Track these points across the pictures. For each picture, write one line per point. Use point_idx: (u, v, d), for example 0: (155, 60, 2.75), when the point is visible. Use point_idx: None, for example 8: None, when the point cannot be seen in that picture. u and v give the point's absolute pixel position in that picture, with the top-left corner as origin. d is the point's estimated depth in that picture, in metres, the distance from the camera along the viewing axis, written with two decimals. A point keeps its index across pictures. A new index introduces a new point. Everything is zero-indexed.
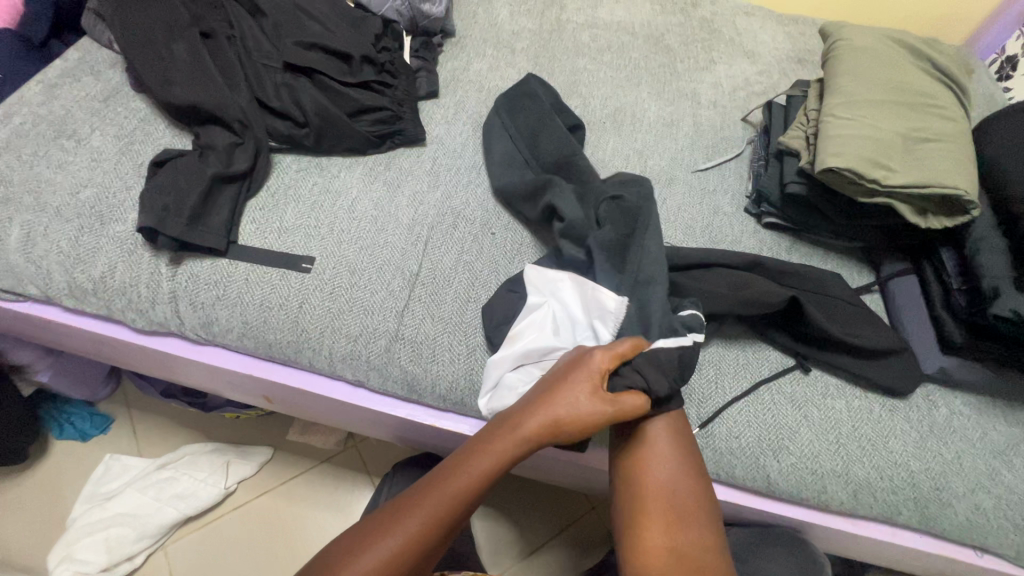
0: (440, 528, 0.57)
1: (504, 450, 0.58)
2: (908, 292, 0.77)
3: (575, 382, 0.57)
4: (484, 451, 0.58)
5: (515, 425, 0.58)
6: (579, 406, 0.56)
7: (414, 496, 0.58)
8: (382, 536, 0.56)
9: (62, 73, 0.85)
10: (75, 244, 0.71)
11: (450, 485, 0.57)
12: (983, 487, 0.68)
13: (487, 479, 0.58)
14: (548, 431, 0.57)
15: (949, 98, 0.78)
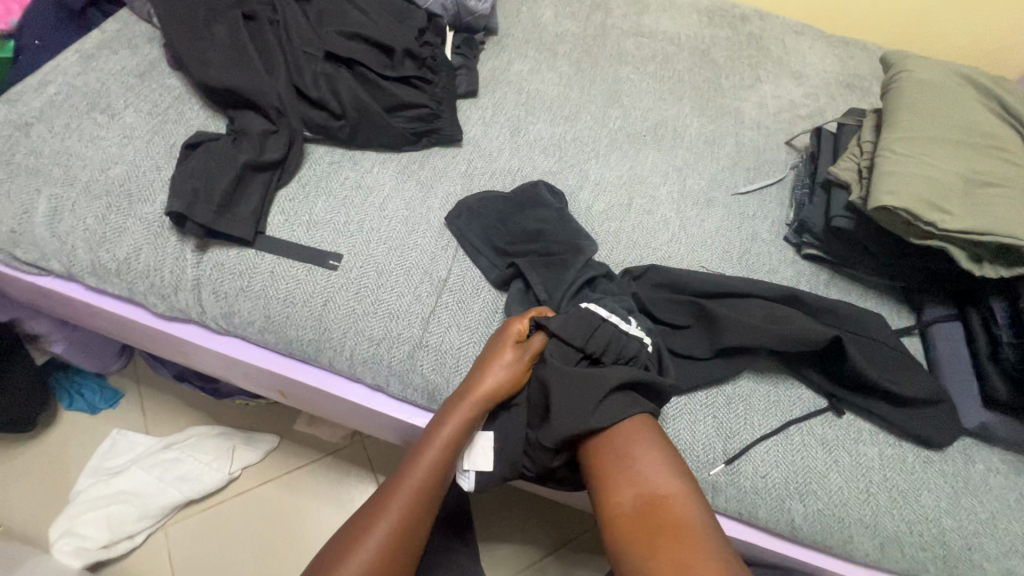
0: (401, 537, 0.57)
1: (442, 441, 0.61)
2: (952, 339, 0.74)
3: (496, 348, 0.64)
4: (426, 450, 0.60)
5: (450, 415, 0.62)
6: (501, 369, 0.63)
7: (367, 510, 0.58)
8: (341, 558, 0.55)
9: (100, 44, 0.84)
10: (101, 222, 0.70)
11: (402, 493, 0.59)
12: (1018, 551, 0.65)
13: (434, 476, 0.60)
14: (478, 406, 0.61)
15: (1015, 141, 0.74)
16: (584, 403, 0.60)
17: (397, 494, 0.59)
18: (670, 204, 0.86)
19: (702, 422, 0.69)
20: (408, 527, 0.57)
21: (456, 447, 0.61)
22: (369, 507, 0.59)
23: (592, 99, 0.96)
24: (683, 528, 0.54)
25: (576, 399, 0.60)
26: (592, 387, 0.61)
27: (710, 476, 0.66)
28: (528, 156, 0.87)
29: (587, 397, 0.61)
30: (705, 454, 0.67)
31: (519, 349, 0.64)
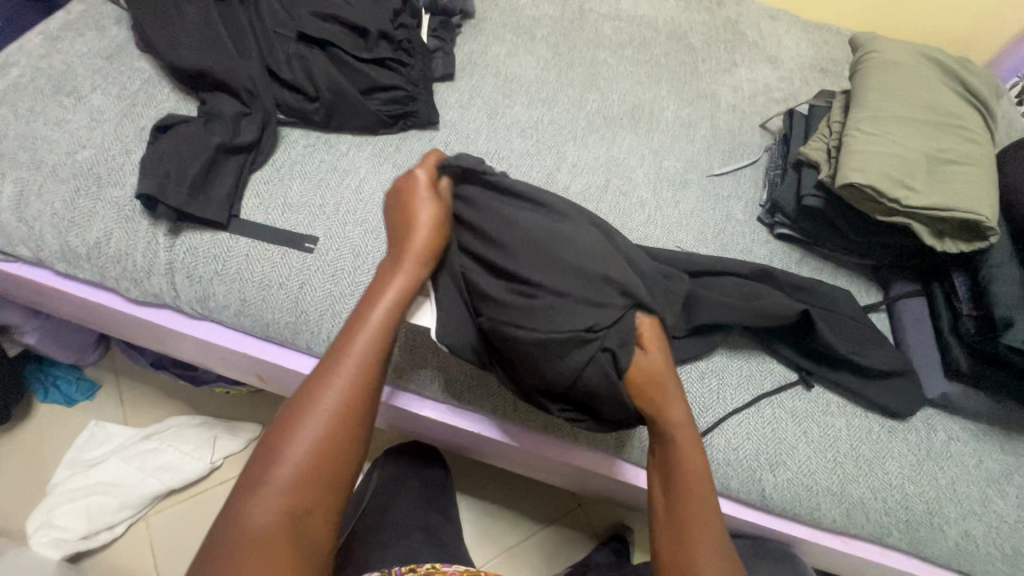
0: (356, 402, 0.56)
1: (384, 310, 0.59)
2: (916, 314, 0.76)
3: (412, 203, 0.63)
4: (362, 324, 0.58)
5: (382, 287, 0.60)
6: (427, 220, 0.62)
7: (308, 392, 0.56)
8: (294, 432, 0.55)
9: (65, 25, 0.82)
10: (70, 206, 0.68)
11: (344, 369, 0.57)
12: (975, 514, 0.68)
13: (381, 341, 0.58)
14: (415, 266, 0.60)
15: (976, 120, 0.77)
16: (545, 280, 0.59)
17: (338, 372, 0.57)
18: (647, 186, 0.87)
19: None
20: (355, 403, 0.56)
21: (395, 313, 0.59)
22: (309, 388, 0.57)
23: (569, 82, 0.97)
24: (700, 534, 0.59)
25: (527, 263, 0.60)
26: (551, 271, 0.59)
27: None
28: (506, 139, 0.87)
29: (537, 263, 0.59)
30: None
31: (438, 203, 0.63)
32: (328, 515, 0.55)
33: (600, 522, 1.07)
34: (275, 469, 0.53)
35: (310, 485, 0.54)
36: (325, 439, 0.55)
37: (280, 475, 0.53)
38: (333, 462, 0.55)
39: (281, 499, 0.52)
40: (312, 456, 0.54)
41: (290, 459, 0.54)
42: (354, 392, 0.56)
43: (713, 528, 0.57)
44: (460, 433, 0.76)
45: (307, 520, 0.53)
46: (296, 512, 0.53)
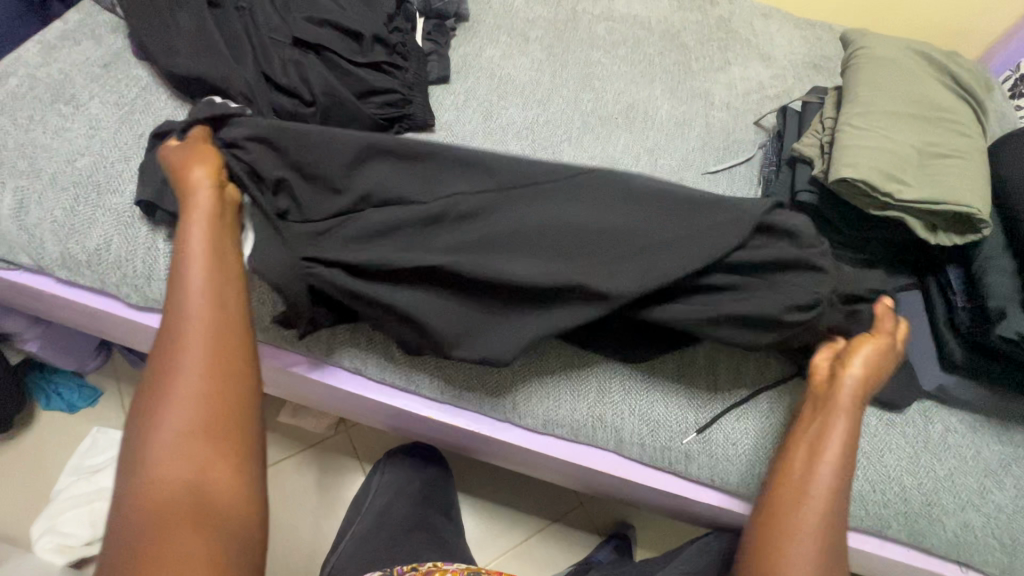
0: (215, 337, 0.54)
1: (197, 249, 0.58)
2: (912, 308, 0.76)
3: (180, 165, 0.63)
4: (183, 277, 0.56)
5: (184, 237, 0.59)
6: (199, 166, 0.62)
7: (157, 365, 0.54)
8: (161, 395, 0.52)
9: (63, 35, 0.82)
10: (70, 214, 0.69)
11: (185, 322, 0.55)
12: (973, 505, 0.68)
13: (216, 277, 0.57)
14: (209, 202, 0.61)
15: (966, 114, 0.77)
16: (590, 216, 0.63)
17: (178, 329, 0.54)
18: None
19: (676, 395, 0.70)
20: (212, 346, 0.54)
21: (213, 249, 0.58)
22: (158, 360, 0.54)
23: (564, 83, 0.97)
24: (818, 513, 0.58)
25: (387, 163, 0.66)
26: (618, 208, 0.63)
27: (683, 445, 0.69)
28: (501, 140, 0.88)
29: (411, 167, 0.66)
30: (677, 424, 0.69)
31: (200, 153, 0.64)
32: (233, 464, 0.52)
33: (602, 520, 1.07)
34: (156, 432, 0.50)
35: (202, 434, 0.51)
36: (193, 390, 0.52)
37: (165, 440, 0.50)
38: (208, 408, 0.52)
39: (173, 456, 0.50)
40: (190, 405, 0.52)
41: (172, 419, 0.51)
42: (204, 337, 0.54)
43: (830, 520, 0.55)
44: (460, 432, 0.77)
45: (213, 467, 0.50)
46: (196, 463, 0.50)
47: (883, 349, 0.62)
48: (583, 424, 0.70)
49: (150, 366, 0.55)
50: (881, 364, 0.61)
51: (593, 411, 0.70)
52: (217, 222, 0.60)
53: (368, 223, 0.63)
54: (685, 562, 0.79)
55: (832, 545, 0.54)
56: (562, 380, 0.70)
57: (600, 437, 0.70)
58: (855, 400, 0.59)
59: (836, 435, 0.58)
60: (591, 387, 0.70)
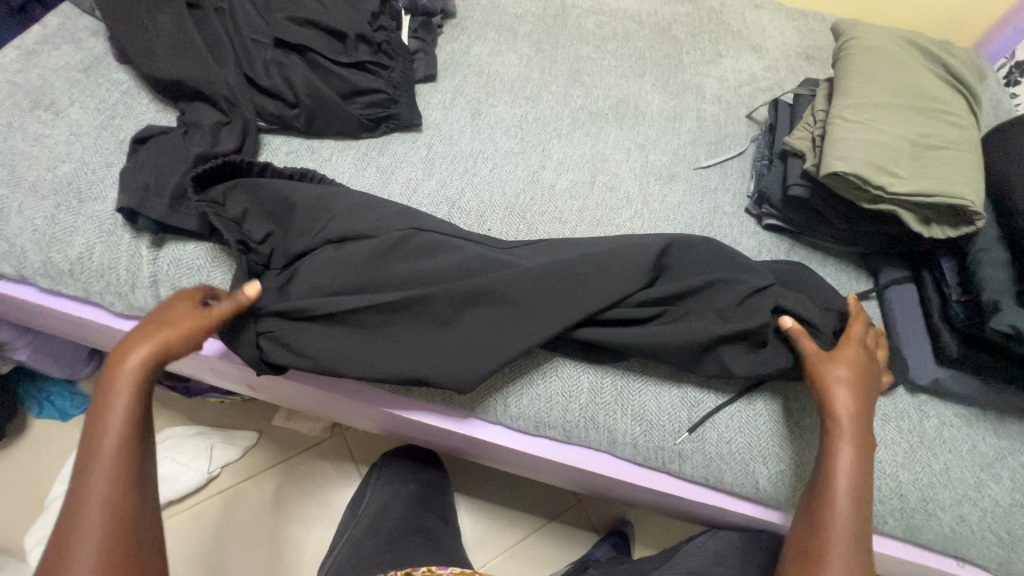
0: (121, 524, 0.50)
1: (118, 419, 0.53)
2: (906, 300, 0.76)
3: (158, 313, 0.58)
4: (100, 455, 0.52)
5: (105, 406, 0.53)
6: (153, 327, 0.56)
7: (55, 550, 0.49)
8: None
9: (41, 39, 0.81)
10: (50, 222, 0.68)
11: (92, 508, 0.50)
12: (970, 499, 0.68)
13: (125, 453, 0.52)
14: (142, 375, 0.55)
15: (958, 103, 0.76)
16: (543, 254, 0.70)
17: (84, 513, 0.50)
18: (633, 180, 0.87)
19: (668, 393, 0.70)
20: (122, 532, 0.50)
21: (135, 422, 0.54)
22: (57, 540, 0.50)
23: (553, 79, 0.96)
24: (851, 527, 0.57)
25: (338, 211, 0.69)
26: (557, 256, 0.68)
27: (676, 443, 0.68)
28: (490, 139, 0.87)
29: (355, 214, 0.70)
30: (671, 423, 0.69)
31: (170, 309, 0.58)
32: None
33: (600, 518, 1.07)
34: None
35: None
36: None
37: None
38: None
39: None
40: None
41: None
42: (117, 517, 0.50)
43: (858, 535, 0.56)
44: (451, 435, 0.76)
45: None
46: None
47: (852, 363, 0.62)
48: (576, 425, 0.69)
49: (47, 554, 0.50)
50: (866, 371, 0.62)
51: (586, 412, 0.69)
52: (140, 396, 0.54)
53: (319, 271, 0.66)
54: (681, 562, 0.79)
55: (860, 554, 0.55)
56: (554, 381, 0.70)
57: (593, 438, 0.70)
58: (855, 414, 0.59)
59: (846, 451, 0.59)
60: (582, 388, 0.69)
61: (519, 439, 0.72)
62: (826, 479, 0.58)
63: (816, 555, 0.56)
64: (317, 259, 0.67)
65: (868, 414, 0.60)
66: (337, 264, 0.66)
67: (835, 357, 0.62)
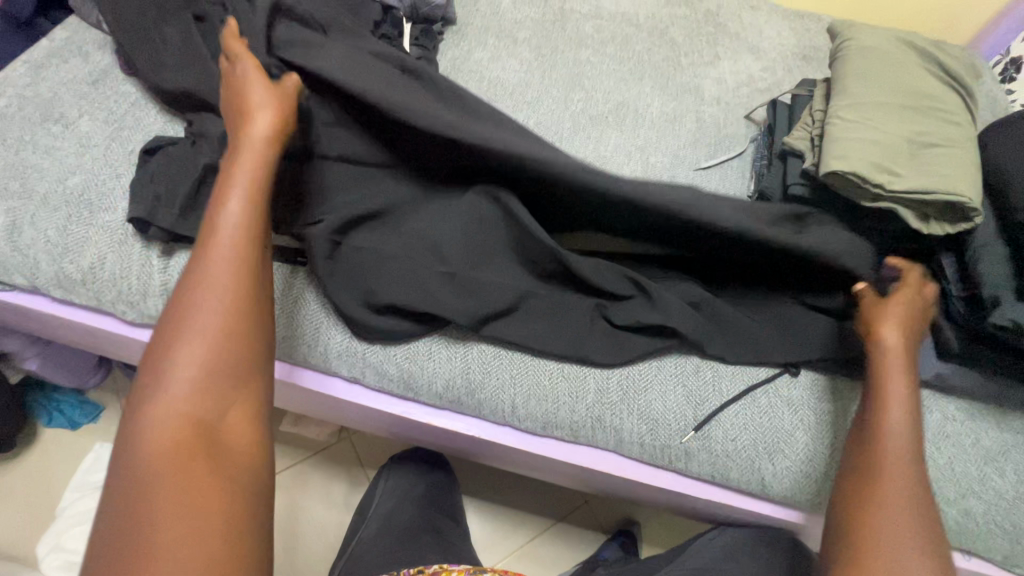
0: (247, 288, 0.54)
1: (236, 203, 0.56)
2: None
3: (249, 105, 0.61)
4: (215, 245, 0.54)
5: (220, 209, 0.56)
6: (262, 121, 0.60)
7: (167, 333, 0.51)
8: (179, 344, 0.50)
9: (50, 53, 0.82)
10: (62, 234, 0.69)
11: (204, 297, 0.52)
12: (973, 492, 0.69)
13: (244, 224, 0.55)
14: (254, 175, 0.58)
15: (954, 101, 0.77)
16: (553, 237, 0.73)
17: (196, 304, 0.51)
18: None
19: (673, 392, 0.71)
20: (231, 331, 0.52)
21: (248, 219, 0.56)
22: (177, 310, 0.52)
23: (553, 83, 0.97)
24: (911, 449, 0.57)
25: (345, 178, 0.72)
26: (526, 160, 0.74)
27: (682, 442, 0.69)
28: None
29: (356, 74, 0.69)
30: (676, 422, 0.69)
31: (270, 97, 0.62)
32: (248, 415, 0.51)
33: (607, 517, 1.08)
34: (166, 381, 0.49)
35: (215, 403, 0.49)
36: (198, 369, 0.49)
37: (174, 395, 0.48)
38: (218, 365, 0.50)
39: (179, 412, 0.48)
40: (205, 372, 0.49)
41: (181, 375, 0.49)
42: (228, 311, 0.52)
43: (911, 454, 0.56)
44: (460, 438, 0.77)
45: (228, 428, 0.50)
46: (203, 428, 0.48)
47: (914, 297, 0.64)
48: (583, 425, 0.70)
49: (164, 321, 0.52)
50: (920, 312, 0.64)
51: (593, 412, 0.70)
52: (257, 184, 0.58)
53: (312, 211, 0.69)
54: (689, 559, 0.80)
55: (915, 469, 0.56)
56: (560, 382, 0.70)
57: (599, 437, 0.70)
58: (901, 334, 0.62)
59: (898, 383, 0.60)
60: (589, 388, 0.70)
61: (525, 441, 0.73)
62: (876, 389, 0.60)
63: (869, 478, 0.56)
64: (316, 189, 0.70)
65: (914, 343, 0.62)
66: (346, 182, 0.71)
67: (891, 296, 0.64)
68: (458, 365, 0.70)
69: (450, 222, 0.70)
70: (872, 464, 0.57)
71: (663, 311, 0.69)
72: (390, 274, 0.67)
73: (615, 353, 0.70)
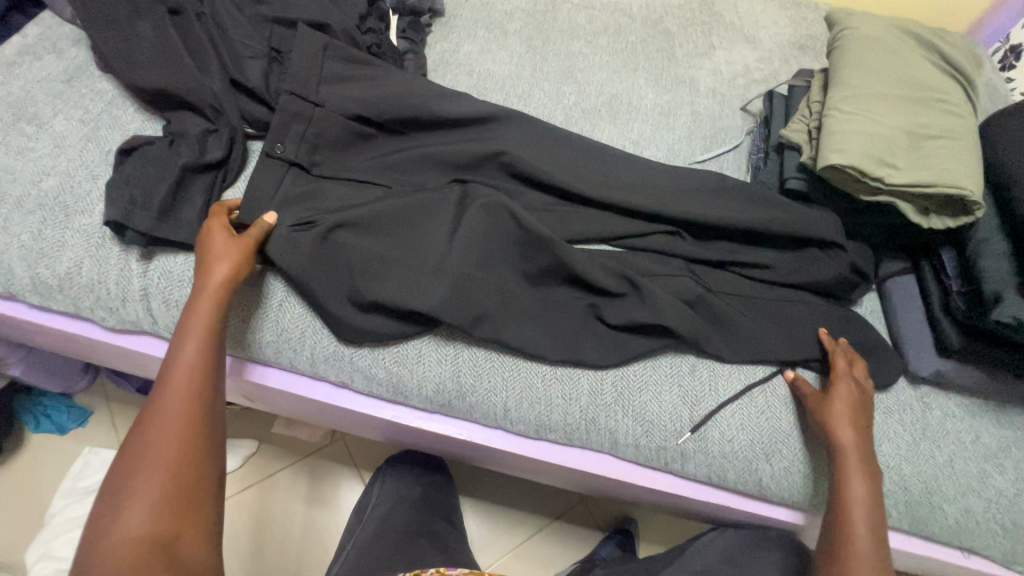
0: (200, 423, 0.54)
1: (195, 340, 0.57)
2: (906, 292, 0.75)
3: (211, 237, 0.62)
4: (173, 380, 0.55)
5: (181, 343, 0.57)
6: (223, 253, 0.61)
7: (122, 470, 0.51)
8: (133, 485, 0.50)
9: (22, 50, 0.79)
10: (37, 238, 0.67)
11: (158, 432, 0.52)
12: (974, 490, 0.67)
13: (200, 363, 0.56)
14: (214, 305, 0.59)
15: (956, 93, 0.76)
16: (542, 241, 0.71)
17: (152, 441, 0.52)
18: None
19: (669, 392, 0.69)
20: (188, 462, 0.52)
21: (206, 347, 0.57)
22: (132, 449, 0.52)
23: (545, 76, 0.95)
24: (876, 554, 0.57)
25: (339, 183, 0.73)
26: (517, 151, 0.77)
27: (678, 444, 0.68)
28: None
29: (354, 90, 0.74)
30: (672, 423, 0.68)
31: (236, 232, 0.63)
32: (206, 542, 0.51)
33: (604, 515, 1.07)
34: (119, 522, 0.48)
35: (171, 538, 0.49)
36: (152, 504, 0.49)
37: (126, 537, 0.48)
38: (170, 500, 0.50)
39: (132, 552, 0.47)
40: (159, 511, 0.49)
41: (133, 517, 0.49)
42: (187, 445, 0.52)
43: (877, 556, 0.57)
44: (452, 441, 0.75)
45: (184, 564, 0.49)
46: (161, 562, 0.48)
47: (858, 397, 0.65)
48: (576, 427, 0.69)
49: (119, 461, 0.52)
50: (861, 407, 0.65)
51: (587, 414, 0.68)
52: (214, 322, 0.58)
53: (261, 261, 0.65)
54: (687, 560, 0.79)
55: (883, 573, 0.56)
56: (553, 384, 0.69)
57: (594, 439, 0.69)
58: (855, 433, 0.62)
59: (856, 479, 0.60)
60: (582, 390, 0.69)
61: (519, 444, 0.72)
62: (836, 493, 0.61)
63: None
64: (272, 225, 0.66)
65: (867, 441, 0.63)
66: (339, 188, 0.72)
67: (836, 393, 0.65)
68: (448, 368, 0.69)
69: (443, 215, 0.70)
70: (838, 562, 0.57)
71: (653, 311, 0.68)
72: (380, 274, 0.66)
73: (607, 354, 0.68)
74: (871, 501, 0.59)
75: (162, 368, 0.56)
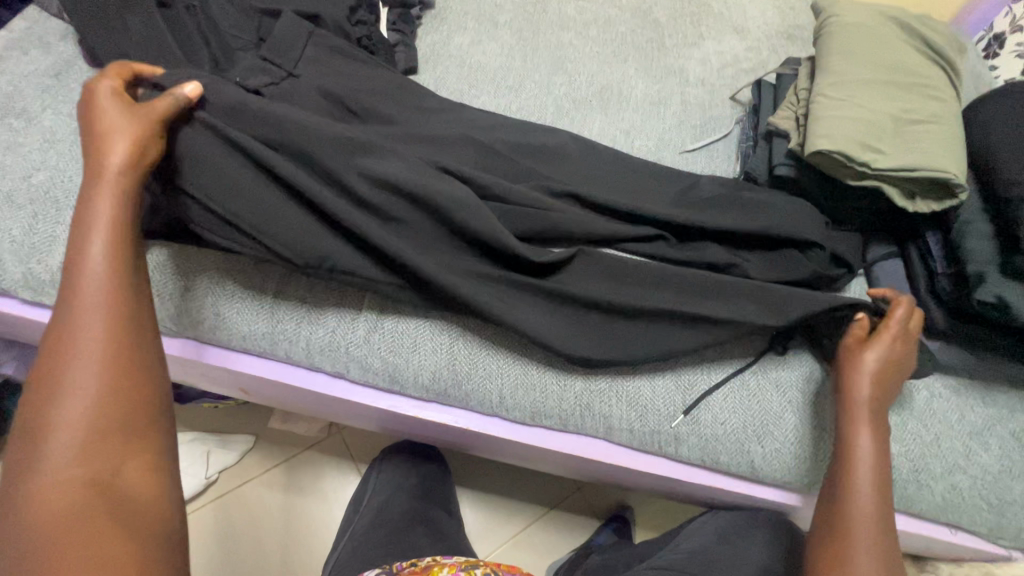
0: (118, 338, 0.51)
1: (102, 248, 0.53)
2: (892, 275, 0.76)
3: (101, 121, 0.56)
4: (83, 295, 0.52)
5: (84, 254, 0.53)
6: (118, 143, 0.55)
7: (42, 389, 0.49)
8: (56, 404, 0.48)
9: (9, 45, 0.79)
10: (28, 232, 0.67)
11: (76, 349, 0.50)
12: (960, 467, 0.69)
13: (112, 275, 0.53)
14: (116, 204, 0.55)
15: (939, 78, 0.77)
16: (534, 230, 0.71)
17: (70, 361, 0.50)
18: None
19: (662, 376, 0.70)
20: (114, 383, 0.50)
21: (119, 262, 0.54)
22: (47, 366, 0.50)
23: (535, 67, 0.95)
24: (875, 510, 0.58)
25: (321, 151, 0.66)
26: (508, 141, 0.77)
27: (672, 427, 0.69)
28: None
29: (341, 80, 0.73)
30: (665, 407, 0.69)
31: (128, 115, 0.57)
32: (149, 464, 0.51)
33: (600, 503, 1.08)
34: (48, 444, 0.47)
35: (108, 462, 0.48)
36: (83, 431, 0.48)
37: (59, 459, 0.47)
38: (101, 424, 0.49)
39: (66, 475, 0.47)
40: (91, 432, 0.48)
41: (63, 439, 0.48)
42: (109, 366, 0.50)
43: (879, 514, 0.58)
44: (448, 430, 0.76)
45: (125, 483, 0.49)
46: (97, 486, 0.47)
47: (894, 354, 0.62)
48: (572, 412, 0.70)
49: (36, 378, 0.50)
50: (894, 364, 0.62)
51: (582, 400, 0.69)
52: (117, 222, 0.54)
53: (218, 202, 0.61)
54: (682, 544, 0.80)
55: (882, 529, 0.58)
56: (547, 370, 0.70)
57: (590, 424, 0.70)
58: (871, 392, 0.62)
59: (863, 441, 0.61)
60: (577, 375, 0.70)
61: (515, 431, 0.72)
62: (843, 449, 0.62)
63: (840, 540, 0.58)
64: (185, 138, 0.61)
65: (884, 399, 0.62)
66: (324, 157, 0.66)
67: (866, 345, 0.63)
68: (443, 356, 0.69)
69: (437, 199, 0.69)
70: (837, 522, 0.59)
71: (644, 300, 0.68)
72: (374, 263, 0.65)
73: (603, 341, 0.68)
74: (877, 459, 0.60)
75: (68, 279, 0.53)
